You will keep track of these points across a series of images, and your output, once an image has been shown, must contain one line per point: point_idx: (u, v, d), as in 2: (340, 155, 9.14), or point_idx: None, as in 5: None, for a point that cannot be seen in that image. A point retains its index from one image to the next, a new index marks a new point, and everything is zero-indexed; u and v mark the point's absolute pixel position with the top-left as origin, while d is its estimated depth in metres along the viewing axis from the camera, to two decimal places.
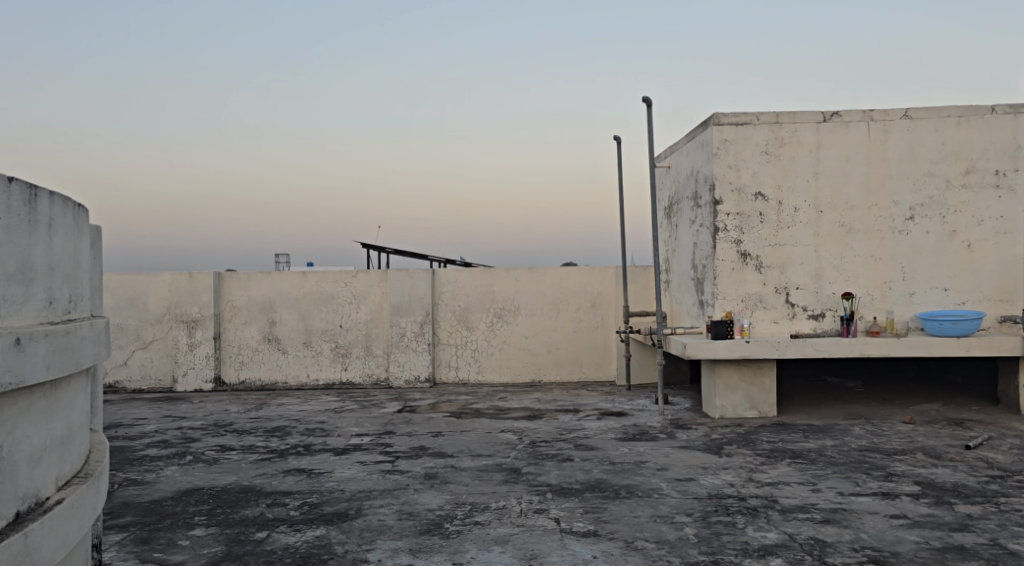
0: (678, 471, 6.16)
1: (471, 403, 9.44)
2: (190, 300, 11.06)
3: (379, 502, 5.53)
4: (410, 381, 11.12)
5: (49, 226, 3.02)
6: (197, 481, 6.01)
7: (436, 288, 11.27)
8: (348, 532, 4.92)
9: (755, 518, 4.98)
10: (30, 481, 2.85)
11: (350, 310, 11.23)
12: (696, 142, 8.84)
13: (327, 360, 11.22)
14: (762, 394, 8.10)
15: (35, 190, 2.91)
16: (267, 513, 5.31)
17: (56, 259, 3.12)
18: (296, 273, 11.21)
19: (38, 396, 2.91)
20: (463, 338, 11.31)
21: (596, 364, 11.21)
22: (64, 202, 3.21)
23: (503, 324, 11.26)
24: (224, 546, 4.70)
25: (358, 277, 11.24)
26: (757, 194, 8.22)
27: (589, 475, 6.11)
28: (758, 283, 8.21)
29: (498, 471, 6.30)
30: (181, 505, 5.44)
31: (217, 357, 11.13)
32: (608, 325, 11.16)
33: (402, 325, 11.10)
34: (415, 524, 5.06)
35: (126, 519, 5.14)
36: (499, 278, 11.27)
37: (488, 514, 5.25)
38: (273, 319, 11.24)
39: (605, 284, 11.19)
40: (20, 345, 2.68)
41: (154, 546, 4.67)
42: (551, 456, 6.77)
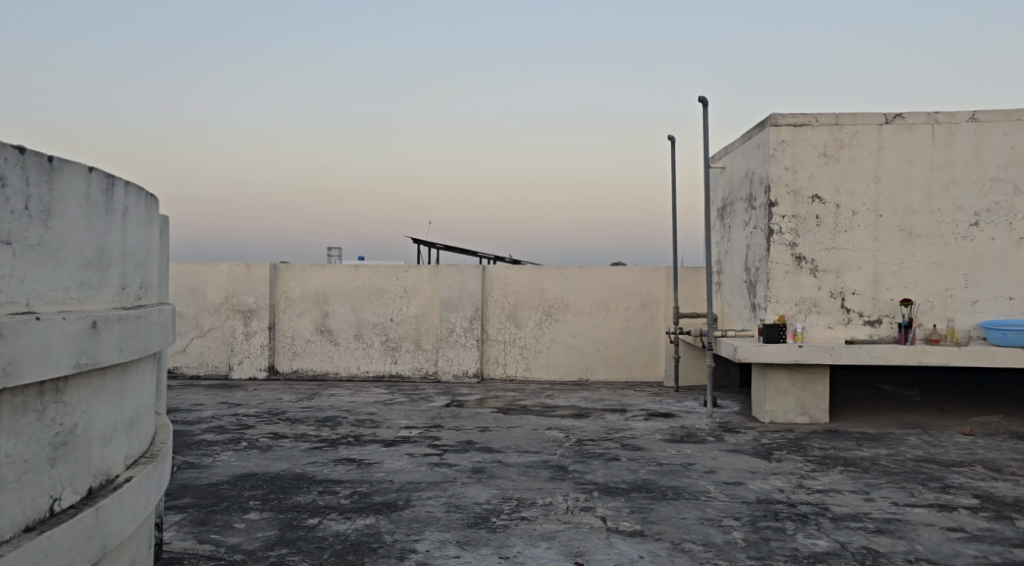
0: (727, 474, 6.10)
1: (518, 400, 9.48)
2: (246, 291, 11.30)
3: (428, 494, 5.62)
4: (458, 376, 11.22)
5: (123, 214, 3.14)
6: (252, 466, 6.18)
7: (485, 285, 11.35)
8: (397, 522, 5.01)
9: (805, 525, 4.91)
10: (102, 459, 2.98)
11: (401, 304, 11.38)
12: (751, 143, 8.72)
13: (377, 353, 11.39)
14: (814, 400, 7.95)
15: (112, 180, 3.03)
16: (319, 500, 5.43)
17: (130, 245, 3.26)
18: (349, 267, 11.40)
19: (111, 377, 3.04)
20: (512, 334, 11.36)
21: (644, 365, 11.17)
22: (138, 192, 3.34)
23: (552, 322, 11.28)
24: (278, 530, 4.83)
25: (409, 272, 11.37)
26: (813, 197, 8.07)
27: (635, 476, 6.09)
28: (813, 287, 8.07)
29: (545, 468, 6.32)
30: (237, 489, 5.61)
31: (271, 347, 11.38)
32: (657, 325, 11.13)
33: (452, 321, 11.20)
34: (462, 517, 5.13)
35: (185, 500, 5.31)
36: (549, 276, 11.28)
37: (534, 510, 5.28)
38: (326, 311, 11.44)
39: (655, 284, 11.15)
40: (96, 329, 2.81)
41: (211, 527, 4.83)
42: (597, 454, 6.77)
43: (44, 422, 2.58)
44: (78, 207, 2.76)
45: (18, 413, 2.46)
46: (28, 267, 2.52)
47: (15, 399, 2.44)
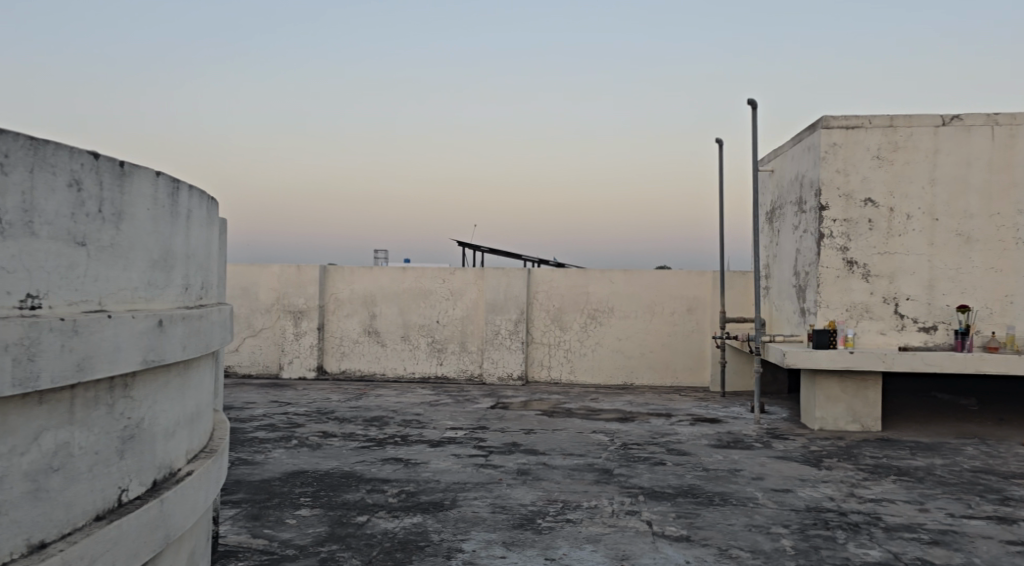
0: (775, 481, 6.02)
1: (563, 403, 9.49)
2: (297, 292, 11.54)
3: (473, 494, 5.67)
4: (503, 378, 11.27)
5: (187, 217, 3.26)
6: (303, 464, 6.31)
7: (531, 287, 11.39)
8: (444, 521, 5.07)
9: (856, 534, 4.82)
10: (166, 452, 3.10)
11: (448, 306, 11.48)
12: (802, 145, 8.60)
13: (423, 354, 11.51)
14: (866, 408, 7.79)
15: (177, 184, 3.15)
16: (367, 498, 5.53)
17: (192, 247, 3.37)
18: (397, 269, 11.55)
19: (174, 373, 3.16)
20: (556, 337, 11.37)
21: (690, 370, 11.08)
22: (200, 196, 3.46)
23: (597, 325, 11.26)
24: (328, 526, 4.93)
25: (455, 274, 11.48)
26: (866, 200, 7.92)
27: (681, 480, 6.06)
28: (865, 292, 7.91)
29: (590, 471, 6.32)
30: (288, 486, 5.74)
31: (320, 347, 11.59)
32: (703, 330, 11.03)
33: (497, 323, 11.26)
34: (508, 518, 5.16)
35: (239, 496, 5.46)
36: (594, 279, 11.27)
37: (579, 513, 5.29)
38: (373, 312, 11.61)
39: (701, 288, 11.06)
40: (162, 327, 2.92)
41: (264, 523, 4.95)
42: (643, 459, 6.74)
43: (113, 415, 2.70)
44: (146, 210, 2.88)
45: (91, 406, 2.57)
46: (101, 267, 2.63)
47: (88, 393, 2.55)
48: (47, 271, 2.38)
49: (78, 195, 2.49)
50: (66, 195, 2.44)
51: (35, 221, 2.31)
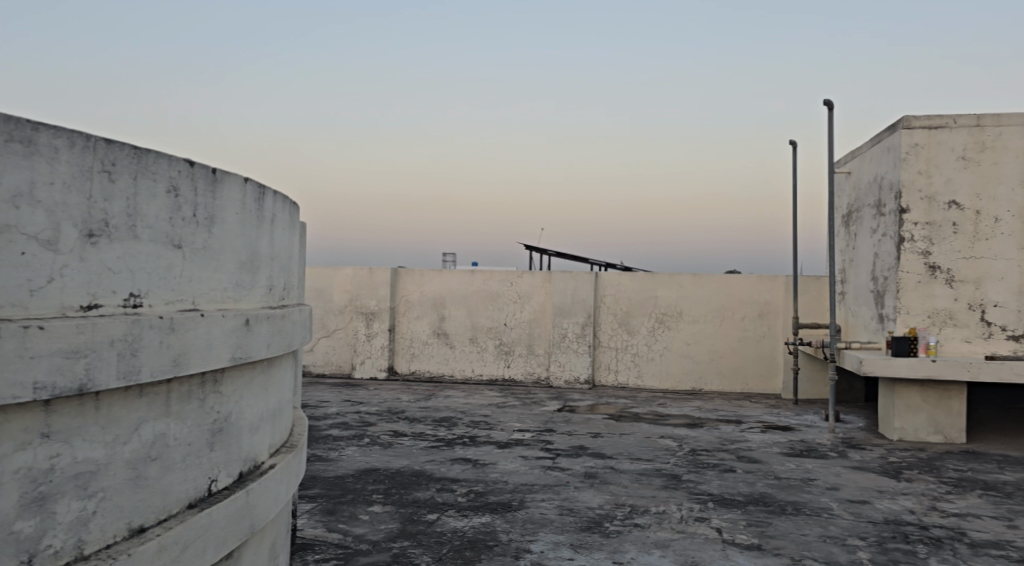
0: (851, 492, 5.85)
1: (630, 407, 9.43)
2: (369, 294, 11.82)
3: (541, 496, 5.70)
4: (570, 382, 11.28)
5: (271, 221, 3.41)
6: (375, 462, 6.48)
7: (598, 291, 11.37)
8: (512, 522, 5.12)
9: (938, 550, 4.65)
10: (251, 445, 3.24)
11: (515, 309, 11.56)
12: (881, 146, 8.34)
13: (491, 357, 11.62)
14: (949, 419, 7.49)
15: (263, 190, 3.29)
16: (437, 497, 5.63)
17: (276, 250, 3.52)
18: (465, 272, 11.70)
19: (259, 370, 3.30)
20: (624, 341, 11.30)
21: (761, 376, 10.87)
22: (284, 201, 3.61)
23: (665, 330, 11.14)
24: (400, 523, 5.05)
25: (523, 277, 11.56)
26: (950, 203, 7.62)
27: (752, 488, 5.95)
28: (948, 299, 7.62)
29: (658, 476, 6.27)
30: (361, 483, 5.90)
31: (391, 348, 11.82)
32: (775, 335, 10.81)
33: (565, 326, 11.28)
34: (576, 520, 5.18)
35: (315, 491, 5.64)
36: (662, 283, 11.17)
37: (647, 517, 5.27)
38: (442, 315, 11.77)
39: (773, 293, 10.85)
40: (248, 325, 3.06)
41: (339, 517, 5.11)
42: (712, 465, 6.65)
43: (205, 409, 2.85)
44: (235, 214, 3.02)
45: (185, 400, 2.72)
46: (194, 268, 2.78)
47: (183, 388, 2.70)
48: (148, 272, 2.53)
49: (175, 200, 2.64)
50: (165, 201, 2.58)
51: (138, 225, 2.46)
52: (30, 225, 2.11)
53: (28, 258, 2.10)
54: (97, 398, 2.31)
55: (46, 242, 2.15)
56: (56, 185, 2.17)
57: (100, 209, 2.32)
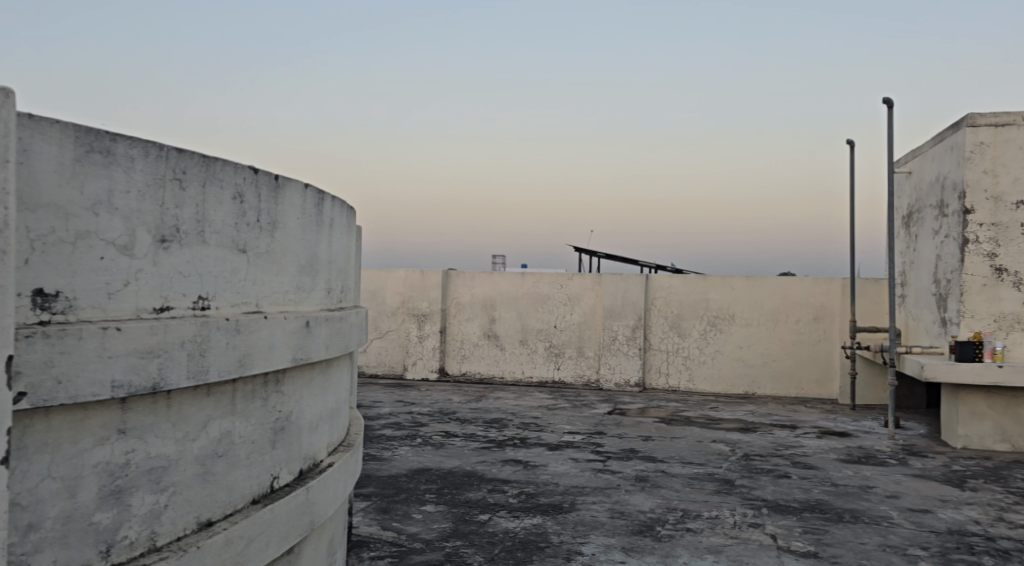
0: (912, 501, 5.70)
1: (681, 411, 9.34)
2: (421, 296, 11.97)
3: (592, 499, 5.70)
4: (620, 384, 11.23)
5: (330, 226, 3.50)
6: (427, 462, 6.56)
7: (649, 293, 11.29)
8: (563, 523, 5.14)
9: (1006, 562, 4.49)
10: (311, 444, 3.33)
11: (565, 311, 11.56)
12: (943, 145, 8.10)
13: (541, 358, 11.64)
14: (1017, 427, 7.23)
15: (322, 195, 3.38)
16: (489, 497, 5.68)
17: (334, 254, 3.61)
18: (516, 274, 11.75)
19: (318, 371, 3.40)
20: (675, 344, 11.20)
21: (817, 380, 10.66)
22: (341, 206, 3.70)
23: (718, 332, 11.00)
24: (452, 523, 5.10)
25: (573, 280, 11.56)
26: (1018, 203, 7.36)
27: (808, 495, 5.84)
28: (1016, 302, 7.36)
29: (710, 481, 6.21)
30: (414, 482, 5.99)
31: (442, 349, 11.95)
32: (831, 339, 10.59)
33: (615, 329, 11.23)
34: (627, 523, 5.16)
35: (369, 489, 5.75)
36: (715, 285, 11.04)
37: (700, 522, 5.22)
38: (493, 316, 11.84)
39: (830, 295, 10.63)
40: (308, 327, 3.15)
41: (393, 516, 5.19)
42: (766, 470, 6.55)
43: (267, 408, 2.94)
44: (296, 220, 3.11)
45: (249, 399, 2.81)
46: (258, 272, 2.88)
47: (247, 387, 2.79)
48: (215, 275, 2.63)
49: (240, 207, 2.74)
50: (231, 207, 2.68)
51: (206, 231, 2.56)
52: (108, 230, 2.21)
53: (106, 262, 2.21)
54: (169, 396, 2.41)
55: (122, 248, 2.25)
56: (132, 193, 2.27)
57: (172, 215, 2.41)
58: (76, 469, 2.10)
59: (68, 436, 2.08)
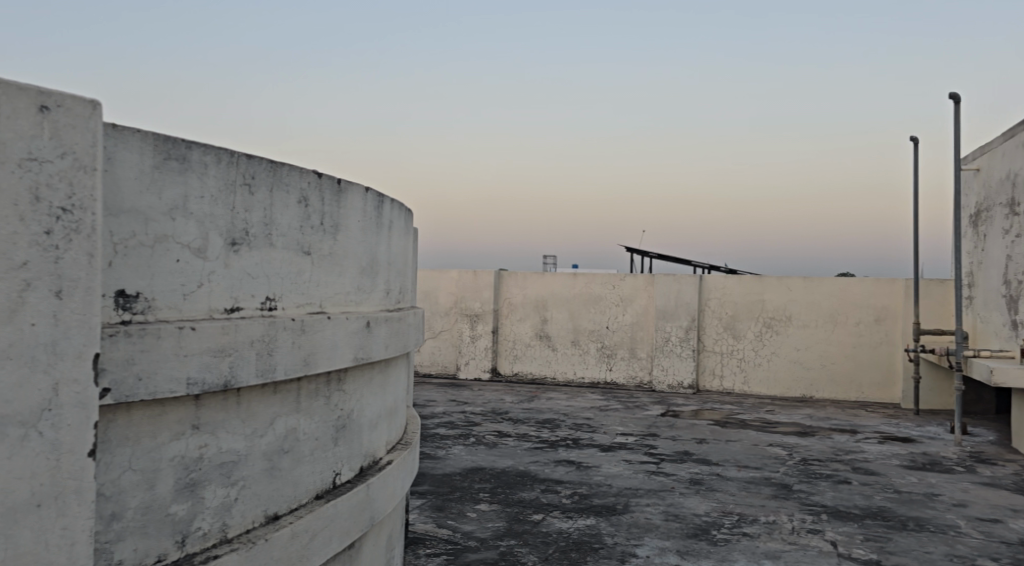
0: (980, 510, 5.51)
1: (736, 414, 9.21)
2: (474, 296, 12.06)
3: (646, 501, 5.67)
4: (673, 386, 11.12)
5: (389, 227, 3.56)
6: (481, 461, 6.62)
7: (703, 294, 11.16)
8: (617, 525, 5.13)
9: None
10: (371, 441, 3.41)
11: (617, 312, 11.50)
12: (1014, 141, 7.82)
13: (593, 359, 11.61)
14: None
15: (382, 198, 3.45)
16: (542, 497, 5.70)
17: (393, 255, 3.68)
18: (568, 274, 11.74)
19: (377, 370, 3.47)
20: (730, 346, 11.04)
21: (877, 384, 10.39)
22: (400, 209, 3.77)
23: (774, 334, 10.81)
24: (506, 522, 5.14)
25: (626, 280, 11.49)
26: None
27: (870, 501, 5.70)
28: None
29: (768, 485, 6.11)
30: (469, 481, 6.05)
31: (494, 349, 12.02)
32: (893, 342, 10.32)
33: (668, 330, 11.13)
34: (682, 526, 5.13)
35: (424, 487, 5.83)
36: (771, 286, 10.85)
37: (757, 527, 5.15)
38: (545, 317, 11.85)
39: (892, 297, 10.36)
40: (369, 327, 3.22)
41: (448, 514, 5.26)
42: (825, 476, 6.41)
43: (330, 405, 3.02)
44: (358, 222, 3.19)
45: (313, 397, 2.89)
46: (322, 273, 2.96)
47: (311, 385, 2.87)
48: (282, 277, 2.72)
49: (305, 210, 2.81)
50: (296, 210, 2.77)
51: (273, 234, 2.65)
52: (184, 234, 2.30)
53: (181, 265, 2.30)
54: (238, 393, 2.50)
55: (197, 251, 2.35)
56: (205, 198, 2.36)
57: (242, 219, 2.50)
58: (154, 463, 2.20)
59: (148, 431, 2.18)
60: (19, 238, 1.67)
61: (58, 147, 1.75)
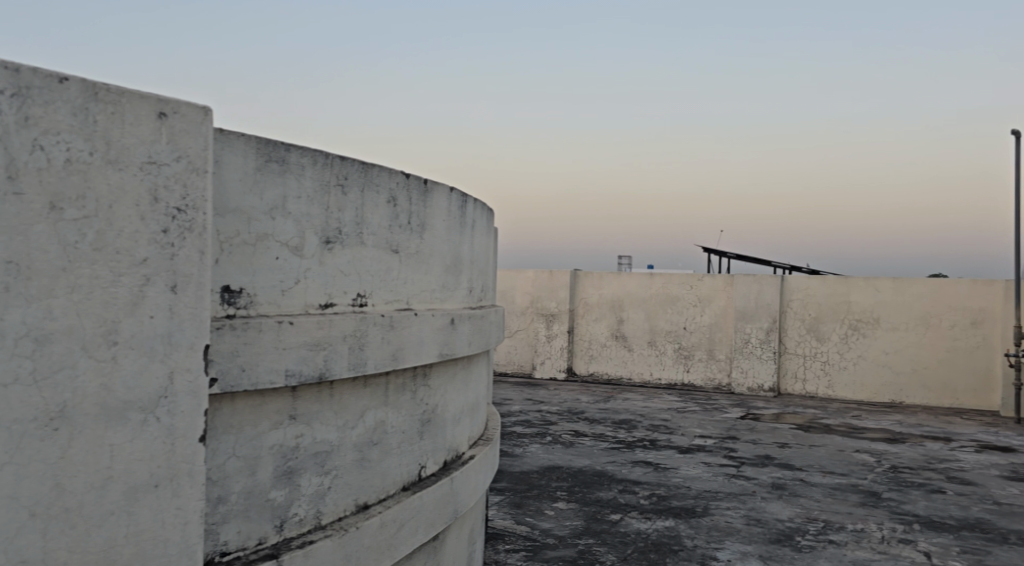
0: None
1: (820, 418, 8.94)
2: (550, 296, 12.10)
3: (727, 504, 5.58)
4: (753, 389, 10.88)
5: (472, 227, 3.63)
6: (558, 460, 6.65)
7: (785, 295, 10.88)
8: (697, 528, 5.06)
9: None
10: (454, 436, 3.48)
11: (695, 313, 11.33)
12: None
13: (670, 360, 11.46)
14: None
15: (465, 198, 3.51)
16: (620, 497, 5.68)
17: (475, 254, 3.75)
18: (644, 274, 11.63)
19: (460, 366, 3.53)
20: (813, 348, 10.72)
21: (973, 390, 9.92)
22: (482, 209, 3.83)
23: (860, 337, 10.44)
24: (584, 521, 5.15)
25: (704, 280, 11.31)
26: None
27: (966, 513, 5.45)
28: None
29: (855, 492, 5.91)
30: (546, 479, 6.09)
31: (570, 349, 12.02)
32: (990, 346, 9.85)
33: (748, 331, 10.89)
34: (764, 531, 5.02)
35: (502, 484, 5.90)
36: (858, 287, 10.49)
37: (843, 534, 4.99)
38: (621, 317, 11.77)
39: (990, 299, 9.89)
40: (453, 325, 3.29)
41: (526, 511, 5.31)
42: (917, 484, 6.16)
43: (416, 399, 3.09)
44: (443, 221, 3.26)
45: (400, 391, 2.98)
46: (409, 271, 3.04)
47: (398, 379, 2.96)
48: (372, 274, 2.81)
49: (394, 210, 2.90)
50: (386, 210, 2.85)
51: (364, 233, 2.74)
52: (283, 233, 2.41)
53: (280, 262, 2.41)
54: (332, 385, 2.60)
55: (294, 249, 2.46)
56: (302, 198, 2.47)
57: (336, 219, 2.60)
58: (256, 451, 2.31)
59: (250, 420, 2.29)
60: (139, 236, 1.79)
61: (174, 150, 1.87)
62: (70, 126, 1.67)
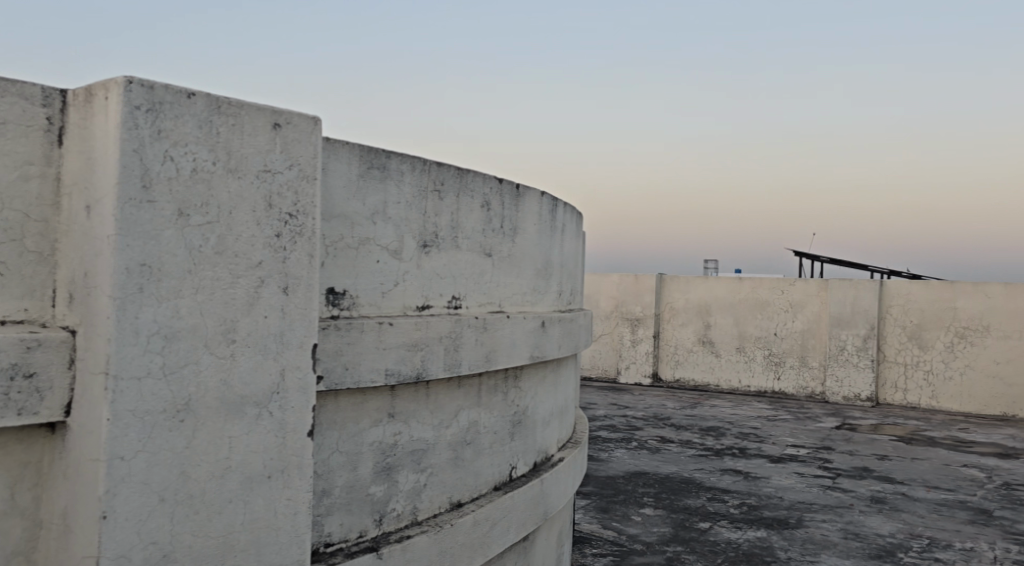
0: None
1: (923, 430, 8.53)
2: (635, 300, 11.99)
3: (822, 516, 5.39)
4: (849, 398, 10.48)
5: (562, 231, 3.65)
6: (644, 465, 6.58)
7: (883, 301, 10.44)
8: (790, 539, 4.92)
9: None
10: (544, 438, 3.51)
11: (787, 318, 11.00)
12: None
13: (760, 367, 11.16)
14: None
15: (556, 202, 3.54)
16: (708, 505, 5.58)
17: (565, 257, 3.77)
18: (732, 279, 11.36)
19: (550, 368, 3.56)
20: (914, 357, 10.22)
21: None
22: (572, 213, 3.85)
23: (967, 345, 9.91)
24: (672, 528, 5.09)
25: (797, 285, 10.98)
26: None
27: None
28: None
29: (962, 509, 5.61)
30: (632, 484, 6.04)
31: (656, 354, 11.86)
32: None
33: (843, 338, 10.50)
34: (863, 546, 4.83)
35: (589, 488, 5.89)
36: (964, 293, 9.95)
37: (951, 552, 4.75)
38: (708, 322, 11.53)
39: None
40: (543, 327, 3.32)
41: (613, 516, 5.28)
42: None
43: (507, 401, 3.14)
44: (533, 225, 3.30)
45: (492, 392, 3.03)
46: (501, 274, 3.09)
47: (490, 381, 3.01)
48: (466, 277, 2.87)
49: (487, 214, 2.96)
50: (480, 214, 2.91)
51: (459, 237, 2.81)
52: (384, 237, 2.50)
53: (381, 265, 2.50)
54: (428, 385, 2.67)
55: (394, 252, 2.54)
56: (401, 204, 2.55)
57: (432, 223, 2.68)
58: (357, 447, 2.41)
59: (352, 416, 2.38)
60: (256, 240, 1.90)
61: (287, 159, 1.97)
62: (196, 137, 1.79)
